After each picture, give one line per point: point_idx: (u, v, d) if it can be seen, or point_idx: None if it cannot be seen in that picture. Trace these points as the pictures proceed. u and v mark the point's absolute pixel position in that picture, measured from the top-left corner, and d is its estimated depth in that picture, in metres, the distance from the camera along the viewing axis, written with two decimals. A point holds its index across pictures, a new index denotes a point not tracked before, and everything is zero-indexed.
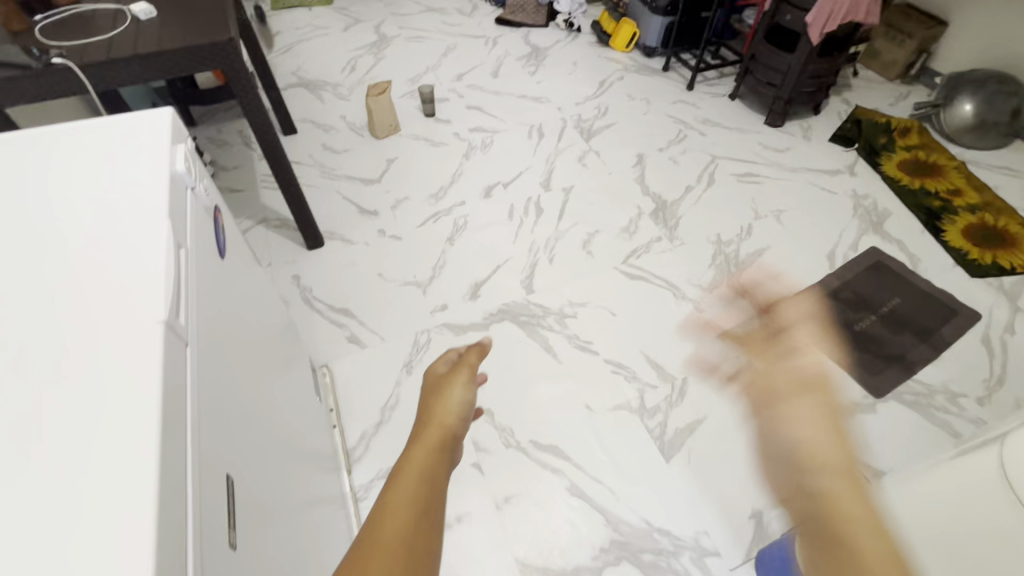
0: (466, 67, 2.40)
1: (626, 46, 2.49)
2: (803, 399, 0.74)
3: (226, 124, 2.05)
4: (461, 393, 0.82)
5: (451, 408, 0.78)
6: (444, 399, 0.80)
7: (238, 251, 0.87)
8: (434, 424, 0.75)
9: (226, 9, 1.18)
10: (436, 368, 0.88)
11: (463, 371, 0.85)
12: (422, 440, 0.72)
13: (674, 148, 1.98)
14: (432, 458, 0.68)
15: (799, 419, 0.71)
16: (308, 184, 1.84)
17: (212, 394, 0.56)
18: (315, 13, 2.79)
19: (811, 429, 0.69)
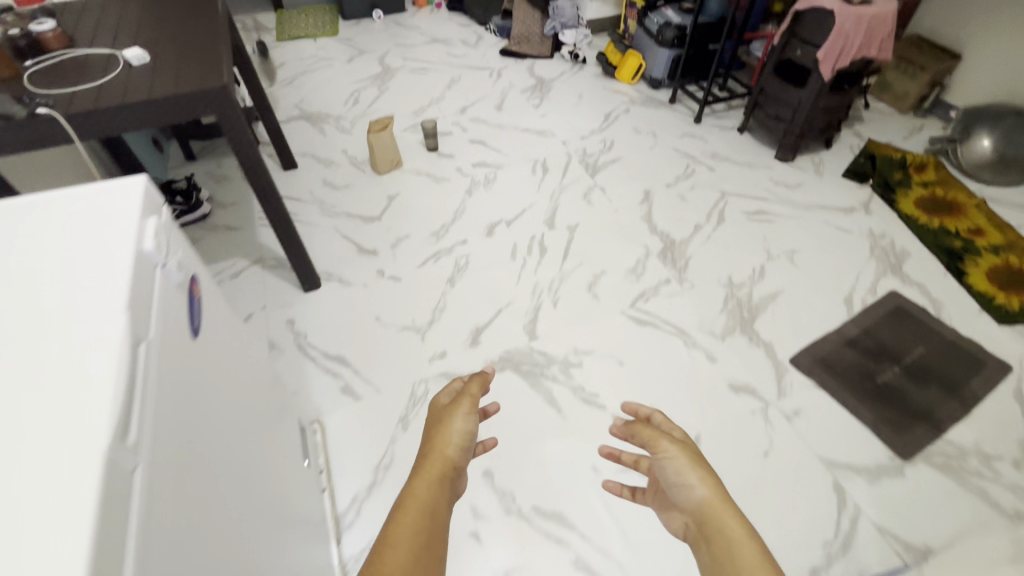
0: (470, 99, 2.38)
1: (632, 79, 2.46)
2: (674, 459, 0.83)
3: (226, 158, 2.03)
4: (463, 422, 0.88)
5: (453, 440, 0.86)
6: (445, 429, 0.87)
7: (217, 311, 0.81)
8: (434, 456, 0.84)
9: (223, 54, 1.16)
10: (439, 396, 0.95)
11: (464, 402, 0.90)
12: (424, 474, 0.82)
13: (682, 184, 1.94)
14: (435, 492, 0.79)
15: (685, 476, 0.81)
16: (307, 221, 1.81)
17: (180, 492, 0.50)
18: (320, 44, 2.80)
19: (682, 469, 0.81)
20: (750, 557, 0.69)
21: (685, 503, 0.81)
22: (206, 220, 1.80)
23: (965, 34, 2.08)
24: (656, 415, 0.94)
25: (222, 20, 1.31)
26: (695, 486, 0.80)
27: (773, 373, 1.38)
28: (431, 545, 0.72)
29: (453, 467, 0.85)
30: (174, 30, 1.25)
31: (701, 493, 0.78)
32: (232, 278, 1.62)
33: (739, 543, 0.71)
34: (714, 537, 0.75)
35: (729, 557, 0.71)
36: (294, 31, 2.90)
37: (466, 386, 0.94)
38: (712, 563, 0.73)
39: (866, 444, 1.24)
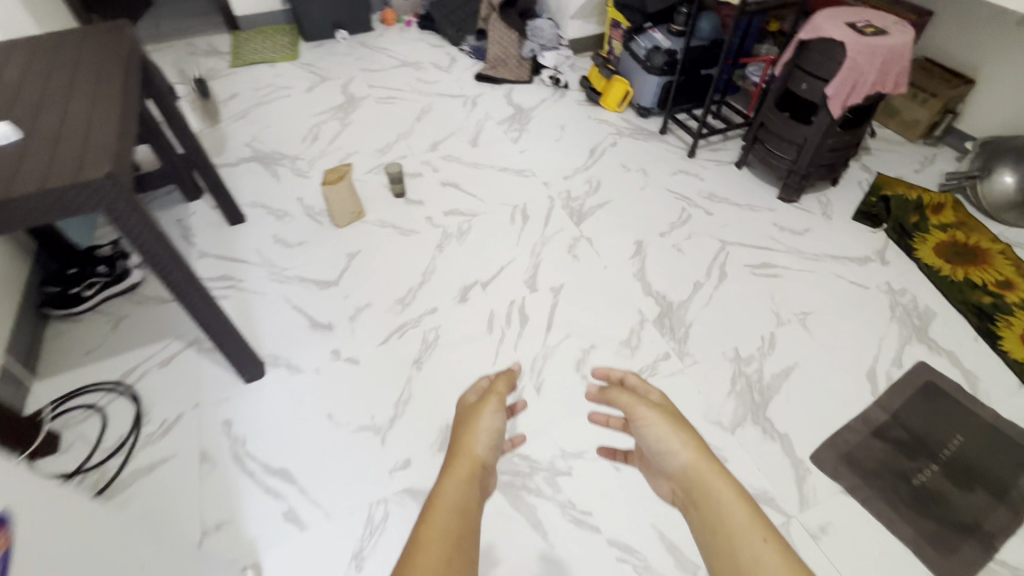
0: (443, 134, 2.17)
1: (618, 106, 2.26)
2: (655, 426, 0.81)
3: (166, 211, 1.81)
4: (490, 420, 0.82)
5: (479, 438, 0.80)
6: (473, 428, 0.81)
7: (85, 519, 0.61)
8: (459, 454, 0.78)
9: (116, 129, 0.95)
10: (465, 398, 0.90)
11: (491, 399, 0.85)
12: (453, 467, 0.76)
13: (677, 232, 1.74)
14: (463, 491, 0.73)
15: (669, 442, 0.79)
16: (253, 289, 1.58)
17: None
18: (278, 69, 2.57)
19: (664, 435, 0.79)
20: (739, 515, 0.68)
21: (672, 470, 0.78)
22: (136, 291, 1.57)
23: (977, 58, 1.91)
24: (631, 377, 0.93)
25: (126, 78, 1.09)
26: (679, 452, 0.77)
27: (792, 475, 1.18)
28: (461, 550, 0.65)
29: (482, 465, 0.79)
30: (63, 97, 1.04)
31: (686, 457, 0.77)
32: (162, 366, 1.38)
33: (729, 501, 0.70)
34: (702, 502, 0.72)
35: (720, 520, 0.69)
36: (250, 55, 2.66)
37: (493, 386, 0.88)
38: (705, 529, 0.70)
39: (908, 571, 1.05)
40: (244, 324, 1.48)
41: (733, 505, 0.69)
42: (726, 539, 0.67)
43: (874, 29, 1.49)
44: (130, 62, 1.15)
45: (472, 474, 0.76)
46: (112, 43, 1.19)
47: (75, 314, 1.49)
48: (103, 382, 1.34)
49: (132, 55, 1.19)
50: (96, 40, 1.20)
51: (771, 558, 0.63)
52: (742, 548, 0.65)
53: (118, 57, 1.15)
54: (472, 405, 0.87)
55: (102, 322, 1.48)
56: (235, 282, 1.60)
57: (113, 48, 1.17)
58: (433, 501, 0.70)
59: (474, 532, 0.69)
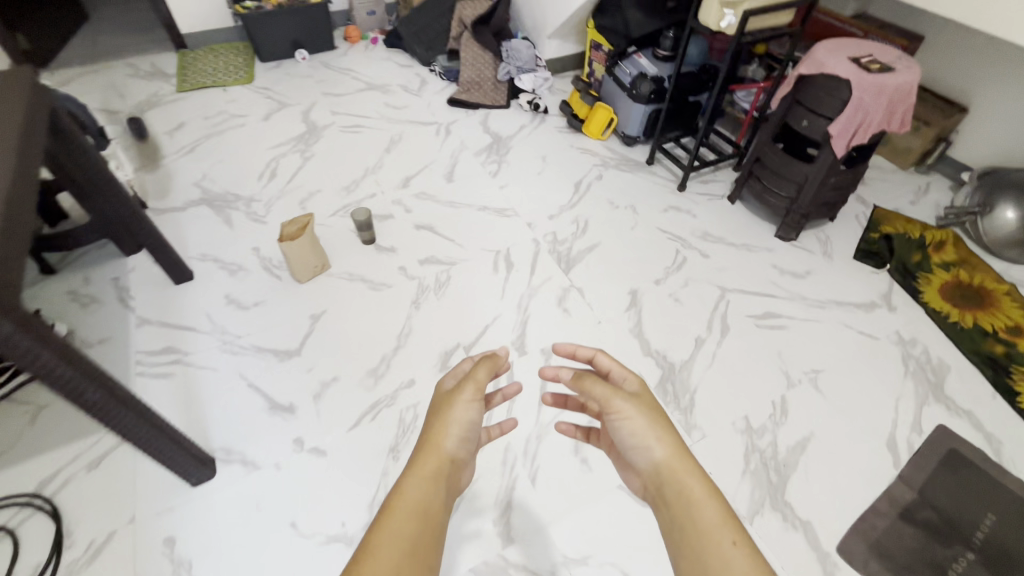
0: (415, 167, 1.99)
1: (602, 133, 2.12)
2: (632, 421, 0.79)
3: (98, 269, 1.58)
4: (463, 412, 0.81)
5: (451, 430, 0.79)
6: (444, 420, 0.80)
7: None
8: (428, 449, 0.76)
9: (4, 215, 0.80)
10: (441, 383, 0.86)
11: (465, 389, 0.82)
12: (419, 464, 0.75)
13: (674, 280, 1.61)
14: (429, 486, 0.72)
15: (645, 438, 0.78)
16: (201, 364, 1.38)
17: None
18: (231, 94, 2.34)
19: (640, 431, 0.78)
20: (709, 513, 0.69)
21: (642, 464, 0.78)
22: None
23: (972, 85, 1.84)
24: (603, 361, 0.91)
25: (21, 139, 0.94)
26: (654, 448, 0.77)
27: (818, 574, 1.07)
28: (417, 552, 0.64)
29: (451, 459, 0.78)
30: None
31: (660, 455, 0.76)
32: (89, 469, 1.17)
33: (698, 499, 0.71)
34: (672, 496, 0.73)
35: (689, 515, 0.70)
36: (199, 78, 2.42)
37: (471, 373, 0.84)
38: (670, 524, 0.71)
39: None
40: (190, 411, 1.29)
41: (703, 505, 0.70)
42: (694, 540, 0.67)
43: (879, 64, 1.39)
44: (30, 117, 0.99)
45: (440, 469, 0.75)
46: (9, 101, 1.00)
47: None
48: (14, 494, 1.13)
49: (35, 114, 1.01)
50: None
51: (735, 557, 0.64)
52: (708, 547, 0.66)
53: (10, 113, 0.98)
54: (448, 391, 0.84)
55: (18, 415, 1.25)
56: (180, 355, 1.39)
57: (11, 107, 0.99)
58: (396, 495, 0.70)
59: (437, 533, 0.68)
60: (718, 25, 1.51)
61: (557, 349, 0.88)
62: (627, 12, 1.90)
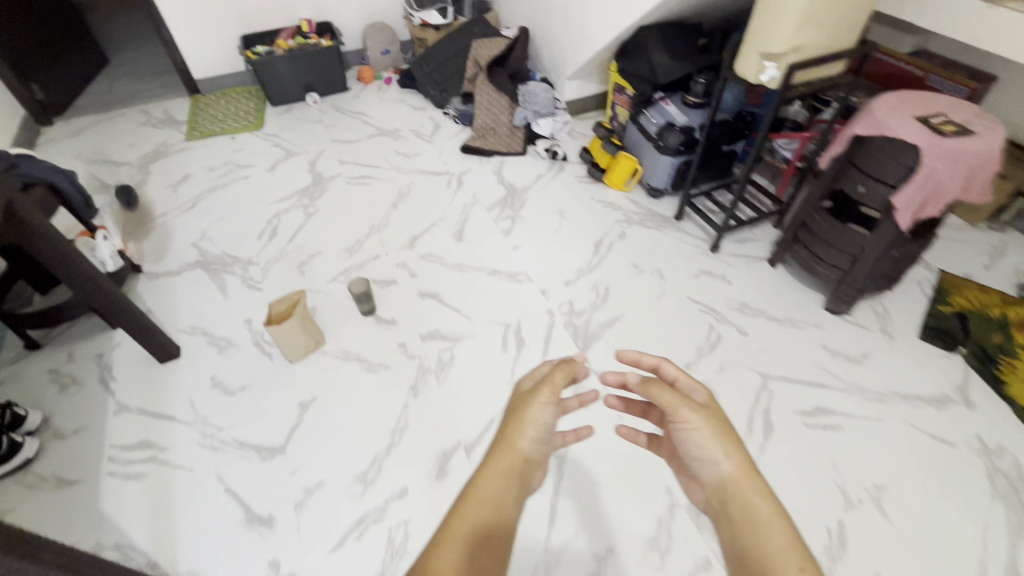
0: (423, 225, 1.86)
1: (625, 184, 1.95)
2: (697, 432, 0.65)
3: (83, 344, 1.49)
4: (541, 415, 0.72)
5: (526, 431, 0.71)
6: (521, 419, 0.71)
7: None
8: (503, 449, 0.69)
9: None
10: (518, 381, 0.77)
11: (544, 390, 0.72)
12: (494, 460, 0.69)
13: (706, 364, 1.42)
14: (500, 492, 0.66)
15: (711, 455, 0.64)
16: (177, 462, 1.25)
17: None
18: (239, 141, 2.27)
19: (705, 442, 0.64)
20: (782, 547, 0.55)
21: (706, 478, 0.65)
22: (29, 467, 1.25)
23: None
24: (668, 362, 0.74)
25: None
26: (721, 462, 0.63)
27: None
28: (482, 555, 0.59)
29: (525, 460, 0.70)
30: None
31: (727, 471, 0.63)
32: None
33: (769, 525, 0.57)
34: (737, 518, 0.59)
35: (754, 545, 0.57)
36: (208, 125, 2.36)
37: (549, 375, 0.74)
38: (733, 552, 0.58)
39: None
40: (160, 521, 1.16)
41: (777, 540, 0.56)
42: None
43: (953, 126, 1.18)
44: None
45: (513, 470, 0.69)
46: None
47: None
48: None
49: None
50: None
51: None
52: None
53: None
54: (524, 392, 0.75)
55: None
56: (156, 451, 1.27)
57: None
58: (469, 489, 0.66)
59: (507, 540, 0.62)
60: (757, 78, 1.33)
61: (617, 355, 0.73)
62: (653, 55, 1.73)
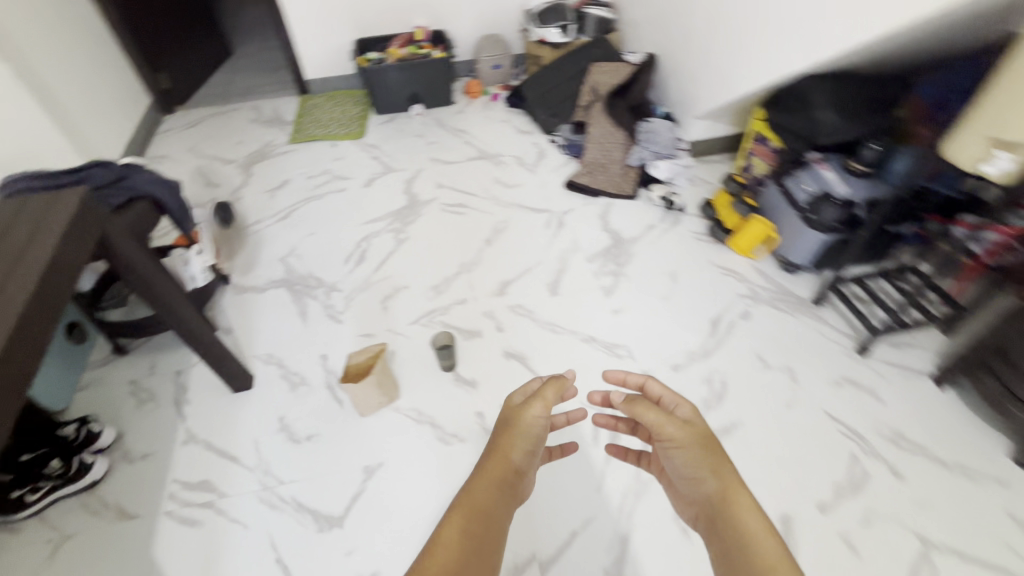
0: (516, 269, 1.69)
1: (752, 251, 1.67)
2: (686, 452, 0.69)
3: (165, 357, 1.46)
4: (532, 427, 0.75)
5: (517, 443, 0.73)
6: (514, 431, 0.73)
7: None
8: (497, 461, 0.70)
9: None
10: (508, 396, 0.80)
11: (536, 405, 0.76)
12: (486, 470, 0.70)
13: (846, 510, 1.15)
14: (496, 495, 0.67)
15: (698, 470, 0.68)
16: (233, 514, 1.17)
17: None
18: (340, 149, 2.22)
19: (689, 458, 0.69)
20: (769, 557, 0.57)
21: (698, 496, 0.68)
22: (95, 489, 1.22)
23: None
24: (653, 382, 0.80)
25: (21, 311, 0.85)
26: (706, 479, 0.67)
27: None
28: (482, 553, 0.60)
29: (517, 470, 0.72)
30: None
31: (712, 486, 0.66)
32: None
33: (757, 541, 0.59)
34: (727, 533, 0.62)
35: (745, 555, 0.59)
36: (313, 129, 2.33)
37: (540, 391, 0.78)
38: (724, 564, 0.61)
39: None
40: None
41: (758, 543, 0.59)
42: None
43: None
44: (47, 271, 0.90)
45: (506, 479, 0.70)
46: (34, 251, 0.92)
47: (13, 521, 1.16)
48: None
49: (54, 266, 0.91)
50: (31, 213, 0.97)
51: None
52: None
53: (28, 265, 0.90)
54: (514, 406, 0.78)
55: (39, 544, 1.14)
56: (215, 497, 1.20)
57: (33, 263, 0.90)
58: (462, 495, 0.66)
59: (499, 539, 0.64)
60: (976, 164, 1.05)
61: (605, 376, 0.80)
62: (817, 111, 1.44)
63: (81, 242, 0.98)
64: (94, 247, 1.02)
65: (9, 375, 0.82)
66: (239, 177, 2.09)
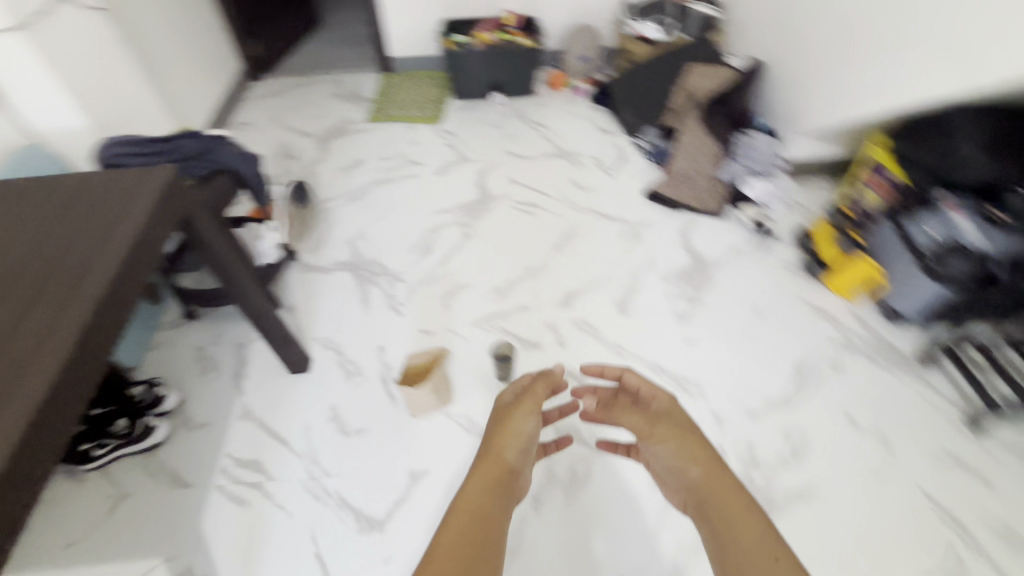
0: (584, 281, 1.60)
1: (851, 292, 1.50)
2: (667, 446, 0.85)
3: (230, 328, 1.49)
4: (523, 425, 0.88)
5: (510, 442, 0.85)
6: (506, 432, 0.86)
7: None
8: (492, 457, 0.82)
9: (12, 448, 0.69)
10: (502, 395, 0.95)
11: (527, 401, 0.91)
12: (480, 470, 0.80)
13: None
14: (490, 491, 0.76)
15: (678, 459, 0.83)
16: (279, 499, 1.17)
17: None
18: (416, 132, 2.18)
19: (670, 451, 0.85)
20: (746, 525, 0.71)
21: (682, 484, 0.83)
22: (154, 452, 1.25)
23: None
24: (630, 377, 1.01)
25: (104, 285, 0.84)
26: (687, 468, 0.82)
27: None
28: (484, 539, 0.69)
29: (511, 469, 0.82)
30: (14, 322, 0.81)
31: (695, 473, 0.80)
32: None
33: (734, 512, 0.74)
34: (711, 510, 0.76)
35: (724, 524, 0.73)
36: (391, 108, 2.30)
37: (531, 388, 0.95)
38: (711, 536, 0.74)
39: None
40: (250, 564, 1.09)
41: (730, 511, 0.74)
42: (727, 544, 0.71)
43: None
44: (132, 250, 0.89)
45: (501, 479, 0.80)
46: (121, 227, 0.91)
47: (79, 472, 1.21)
48: None
49: (139, 245, 0.91)
50: (124, 184, 0.97)
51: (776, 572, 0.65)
52: (744, 556, 0.68)
53: (114, 241, 0.89)
54: (509, 402, 0.93)
55: (100, 499, 1.18)
56: (264, 479, 1.20)
57: (120, 240, 0.89)
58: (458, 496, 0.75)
59: (499, 529, 0.73)
60: None
61: (586, 369, 1.03)
62: (963, 148, 1.27)
63: (165, 220, 0.97)
64: (177, 225, 1.01)
65: (89, 354, 0.82)
66: (316, 152, 2.10)
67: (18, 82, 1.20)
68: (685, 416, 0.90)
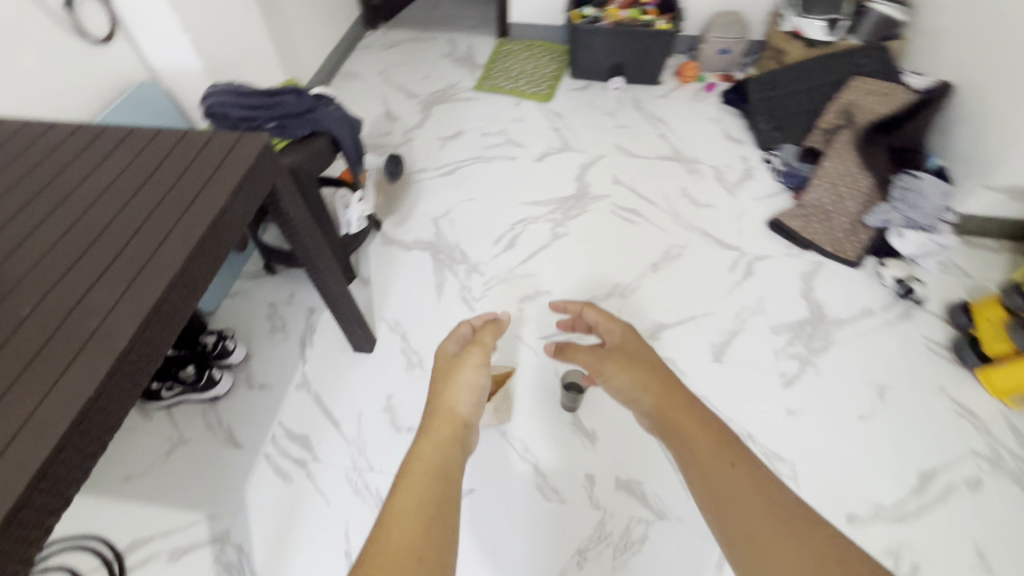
0: (678, 312, 1.42)
1: (1011, 397, 1.21)
2: (618, 377, 0.77)
3: (303, 290, 1.47)
4: (471, 373, 0.75)
5: (461, 393, 0.71)
6: (451, 381, 0.73)
7: None
8: (441, 412, 0.68)
9: (62, 433, 0.60)
10: (444, 347, 0.84)
11: (473, 350, 0.80)
12: (429, 428, 0.65)
13: None
14: (446, 450, 0.62)
15: (631, 388, 0.75)
16: (319, 484, 1.15)
17: None
18: (522, 109, 2.03)
19: (625, 383, 0.76)
20: (703, 438, 0.63)
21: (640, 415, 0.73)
22: (215, 404, 1.27)
23: None
24: (589, 312, 0.96)
25: (179, 259, 0.76)
26: (638, 394, 0.73)
27: None
28: (443, 508, 0.54)
29: (466, 422, 0.69)
30: (82, 292, 0.73)
31: (647, 398, 0.71)
32: (168, 561, 1.06)
33: (693, 428, 0.65)
34: (670, 431, 0.66)
35: (683, 441, 0.64)
36: (500, 79, 2.16)
37: (478, 336, 0.84)
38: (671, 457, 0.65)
39: None
40: (281, 544, 1.08)
41: (686, 426, 0.65)
42: (691, 467, 0.61)
43: None
44: (216, 222, 0.82)
45: (456, 432, 0.66)
46: (208, 197, 0.84)
47: (147, 408, 1.25)
48: (107, 544, 1.07)
49: (223, 218, 0.83)
50: (216, 152, 0.91)
51: (737, 484, 0.58)
52: (709, 476, 0.59)
53: (199, 209, 0.82)
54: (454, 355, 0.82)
55: (160, 439, 1.21)
56: (308, 459, 1.18)
57: (205, 210, 0.82)
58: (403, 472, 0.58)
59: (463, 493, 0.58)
60: None
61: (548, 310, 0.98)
62: None
63: (253, 191, 0.90)
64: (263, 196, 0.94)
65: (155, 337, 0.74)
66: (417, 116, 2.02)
67: (142, 21, 1.21)
68: (642, 348, 0.82)
